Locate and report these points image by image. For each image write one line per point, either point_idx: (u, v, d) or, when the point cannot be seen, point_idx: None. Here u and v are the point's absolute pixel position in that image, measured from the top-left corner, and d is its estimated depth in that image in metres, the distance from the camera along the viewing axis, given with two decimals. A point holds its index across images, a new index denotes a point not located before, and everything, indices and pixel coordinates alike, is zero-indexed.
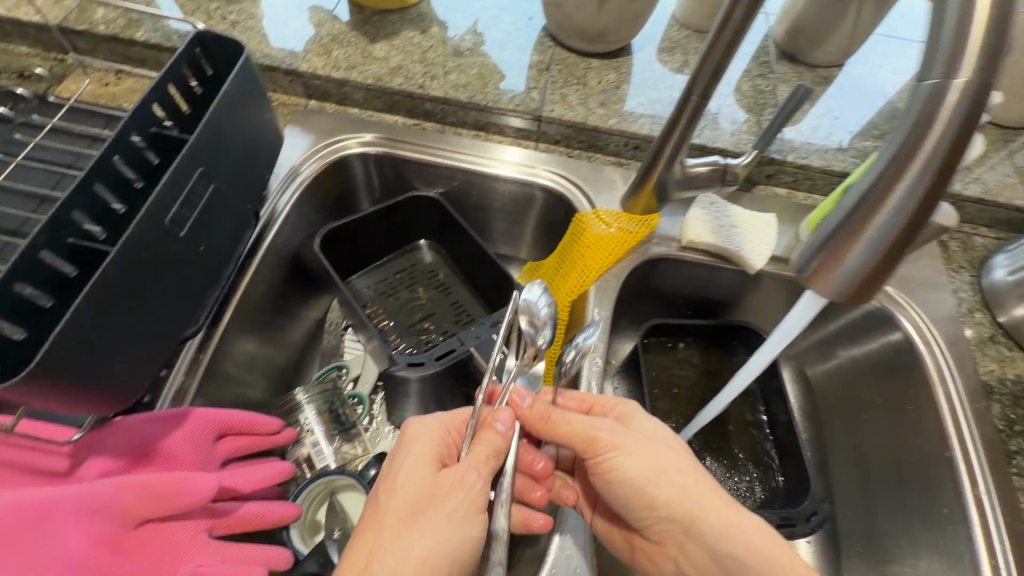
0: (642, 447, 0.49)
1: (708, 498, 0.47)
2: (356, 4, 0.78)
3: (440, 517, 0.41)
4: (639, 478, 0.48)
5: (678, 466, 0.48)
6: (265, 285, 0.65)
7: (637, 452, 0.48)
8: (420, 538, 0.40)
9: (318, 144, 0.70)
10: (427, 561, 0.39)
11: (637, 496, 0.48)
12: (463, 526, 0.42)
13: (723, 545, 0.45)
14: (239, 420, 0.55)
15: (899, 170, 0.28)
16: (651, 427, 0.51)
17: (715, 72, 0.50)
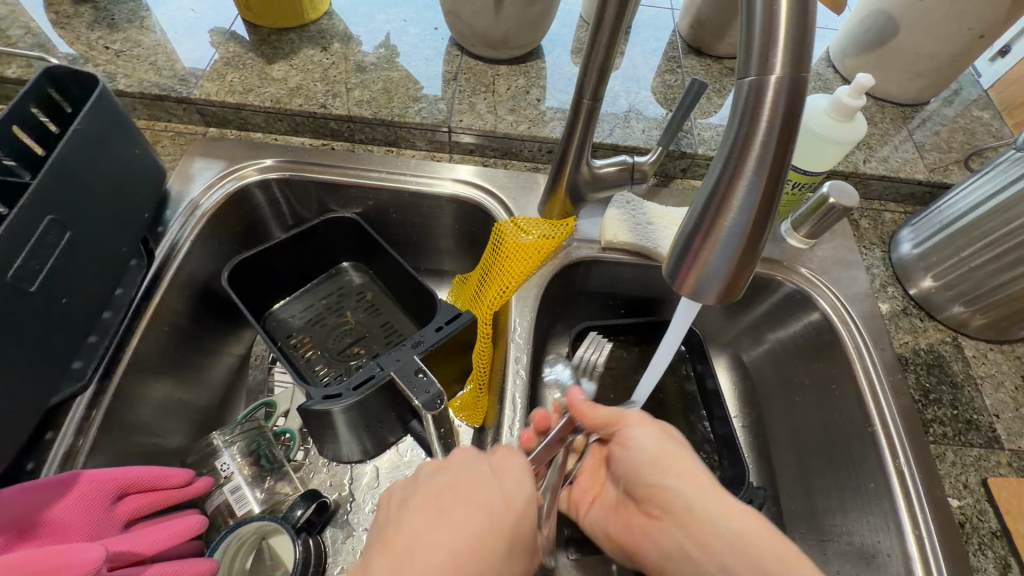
0: (662, 434, 0.51)
1: (712, 491, 0.47)
2: (252, 24, 0.76)
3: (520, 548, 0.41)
4: (653, 455, 0.50)
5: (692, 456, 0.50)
6: (170, 325, 0.62)
7: (656, 438, 0.51)
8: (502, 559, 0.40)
9: (219, 175, 0.67)
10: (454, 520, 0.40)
11: (649, 464, 0.50)
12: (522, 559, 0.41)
13: (727, 524, 0.44)
14: (143, 475, 0.52)
15: (736, 170, 0.26)
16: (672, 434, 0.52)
17: (601, 73, 0.49)
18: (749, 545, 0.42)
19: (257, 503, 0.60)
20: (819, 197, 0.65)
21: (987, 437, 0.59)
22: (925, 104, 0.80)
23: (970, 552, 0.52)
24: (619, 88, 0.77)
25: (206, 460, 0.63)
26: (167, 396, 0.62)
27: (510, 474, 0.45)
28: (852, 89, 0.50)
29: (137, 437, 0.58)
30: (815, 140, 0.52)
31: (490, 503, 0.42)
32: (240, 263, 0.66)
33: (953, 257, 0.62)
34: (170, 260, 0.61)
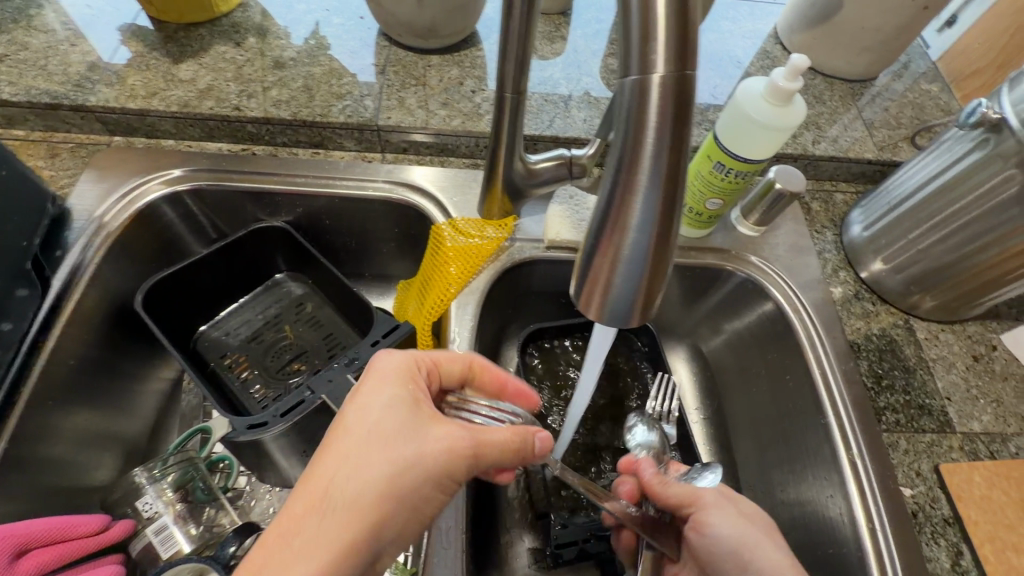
0: (738, 518, 0.50)
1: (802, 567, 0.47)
2: (157, 19, 0.70)
3: (402, 449, 0.35)
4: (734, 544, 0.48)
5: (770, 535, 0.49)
6: (79, 356, 0.57)
7: (739, 521, 0.50)
8: (371, 465, 0.34)
9: (114, 192, 0.62)
10: (358, 483, 0.33)
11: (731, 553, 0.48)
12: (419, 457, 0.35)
13: None
14: (48, 527, 0.48)
15: (629, 180, 0.23)
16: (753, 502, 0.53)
17: (518, 65, 0.45)
18: None
19: (186, 542, 0.56)
20: (767, 182, 0.63)
21: (939, 422, 0.58)
22: (875, 79, 0.78)
23: (923, 542, 0.51)
24: (560, 74, 0.73)
25: (128, 498, 0.58)
26: (84, 430, 0.58)
27: (364, 385, 0.38)
28: (788, 71, 0.47)
29: (49, 477, 0.54)
30: (754, 127, 0.50)
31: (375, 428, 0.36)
32: (156, 283, 0.61)
33: (902, 239, 0.61)
34: (73, 286, 0.57)
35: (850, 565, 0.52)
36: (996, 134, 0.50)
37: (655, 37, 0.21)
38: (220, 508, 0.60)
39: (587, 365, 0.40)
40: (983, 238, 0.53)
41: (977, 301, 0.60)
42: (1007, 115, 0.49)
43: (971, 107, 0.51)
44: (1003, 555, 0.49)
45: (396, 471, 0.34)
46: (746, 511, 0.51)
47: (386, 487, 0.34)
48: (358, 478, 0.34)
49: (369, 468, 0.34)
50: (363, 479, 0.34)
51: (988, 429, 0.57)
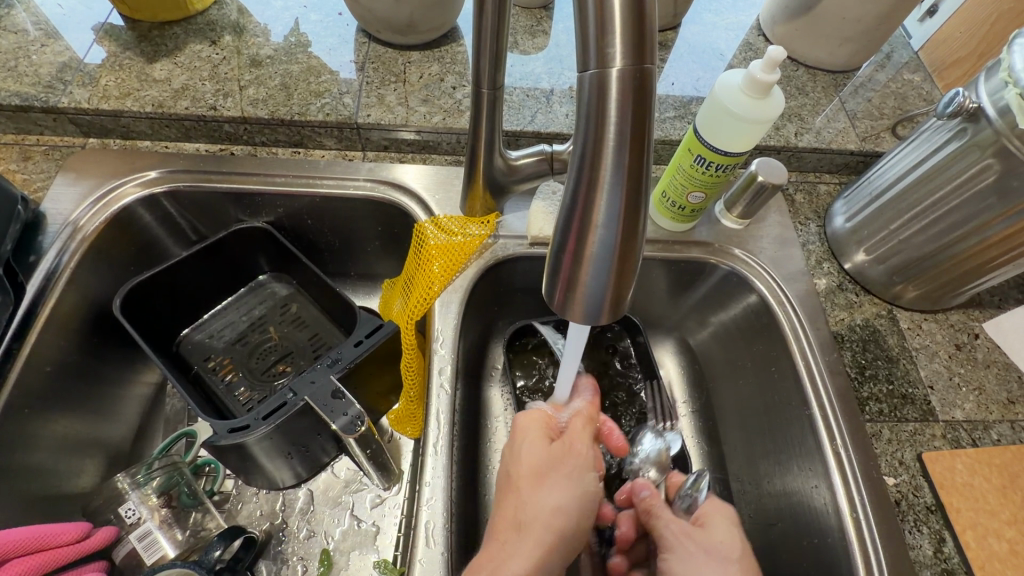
0: (703, 557, 0.46)
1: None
2: (130, 17, 0.69)
3: (561, 482, 0.46)
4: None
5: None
6: (56, 362, 0.56)
7: (691, 564, 0.46)
8: (550, 498, 0.44)
9: (88, 196, 0.60)
10: (562, 504, 0.44)
11: None
12: (578, 487, 0.46)
13: None
14: (27, 537, 0.47)
15: (593, 177, 0.23)
16: (732, 539, 0.47)
17: (493, 60, 0.45)
18: None
19: (172, 547, 0.56)
20: (749, 175, 0.63)
21: (922, 410, 0.58)
22: (858, 70, 0.78)
23: (906, 530, 0.52)
24: (542, 69, 0.72)
25: (110, 504, 0.57)
26: (64, 437, 0.57)
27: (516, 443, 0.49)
28: (765, 63, 0.47)
29: (28, 485, 0.53)
30: (732, 120, 0.49)
31: (548, 466, 0.46)
32: (134, 287, 0.60)
33: (884, 229, 0.61)
34: (48, 291, 0.56)
35: (833, 554, 0.53)
36: (974, 124, 0.50)
37: (612, 30, 0.21)
38: (207, 512, 0.59)
39: (564, 363, 0.40)
40: (963, 227, 0.54)
41: (958, 290, 0.61)
42: (984, 105, 0.49)
43: (948, 97, 0.50)
44: (984, 542, 0.50)
45: (569, 497, 0.45)
46: (710, 549, 0.47)
47: (566, 516, 0.44)
48: (543, 514, 0.43)
49: (538, 499, 0.44)
50: (548, 512, 0.44)
51: (970, 417, 0.58)
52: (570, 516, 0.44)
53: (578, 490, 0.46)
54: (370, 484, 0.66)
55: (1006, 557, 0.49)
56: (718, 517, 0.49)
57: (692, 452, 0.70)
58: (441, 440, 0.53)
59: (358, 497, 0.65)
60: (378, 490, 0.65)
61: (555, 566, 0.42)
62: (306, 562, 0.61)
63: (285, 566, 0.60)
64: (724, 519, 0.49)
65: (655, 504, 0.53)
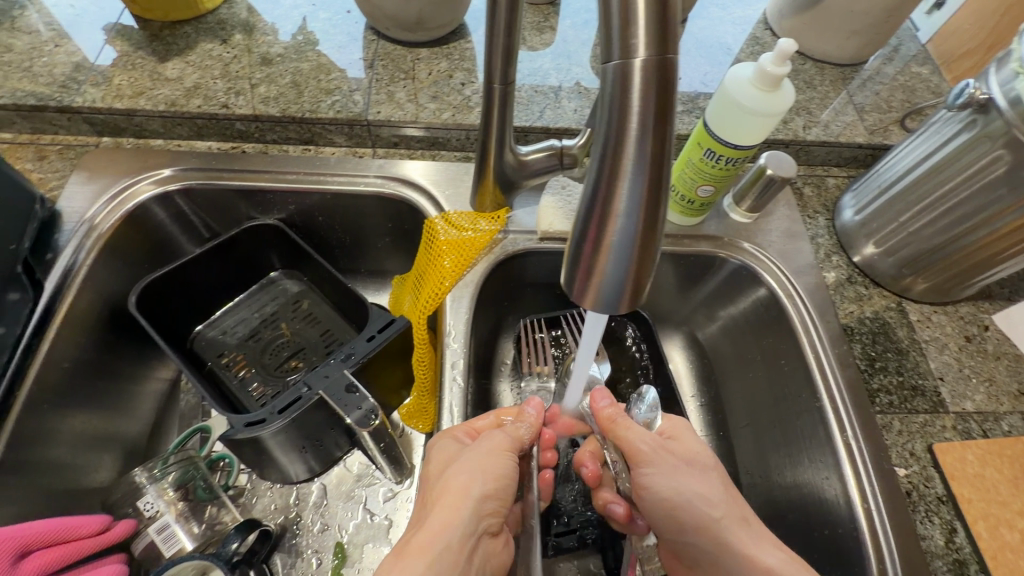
0: (676, 472, 0.47)
1: (735, 517, 0.46)
2: (141, 17, 0.69)
3: (469, 465, 0.45)
4: (669, 500, 0.47)
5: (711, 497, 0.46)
6: (73, 359, 0.57)
7: (672, 474, 0.47)
8: (460, 475, 0.45)
9: (103, 194, 0.61)
10: (463, 486, 0.44)
11: (667, 518, 0.47)
12: (490, 463, 0.46)
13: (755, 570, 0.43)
14: (47, 530, 0.48)
15: (614, 167, 0.23)
16: (703, 449, 0.50)
17: (506, 55, 0.45)
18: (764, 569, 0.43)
19: (189, 540, 0.56)
20: (758, 168, 0.63)
21: (932, 402, 0.58)
22: (865, 63, 0.78)
23: (917, 520, 0.52)
24: (550, 65, 0.73)
25: (128, 498, 0.58)
26: (82, 432, 0.58)
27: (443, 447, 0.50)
28: (776, 56, 0.47)
29: (49, 478, 0.54)
30: (742, 113, 0.50)
31: (458, 458, 0.47)
32: (149, 285, 0.61)
33: (893, 222, 0.61)
34: (66, 288, 0.56)
35: (844, 545, 0.53)
36: (984, 115, 0.50)
37: (636, 23, 0.22)
38: (223, 505, 0.60)
39: (581, 356, 0.40)
40: (974, 219, 0.54)
41: (968, 282, 0.61)
42: (994, 97, 0.49)
43: (959, 89, 0.51)
44: (995, 532, 0.50)
45: (479, 478, 0.45)
46: (688, 460, 0.48)
47: (478, 490, 0.45)
48: (454, 486, 0.44)
49: (447, 485, 0.45)
50: (461, 484, 0.44)
51: (981, 408, 0.58)
52: (487, 491, 0.45)
53: (494, 466, 0.46)
54: (383, 478, 0.66)
55: (1018, 547, 0.49)
56: (685, 428, 0.51)
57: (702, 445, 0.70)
58: None
59: (371, 491, 0.66)
60: (390, 484, 0.66)
61: (467, 540, 0.42)
62: (321, 555, 0.61)
63: (300, 559, 0.61)
64: (690, 430, 0.51)
65: (619, 417, 0.51)
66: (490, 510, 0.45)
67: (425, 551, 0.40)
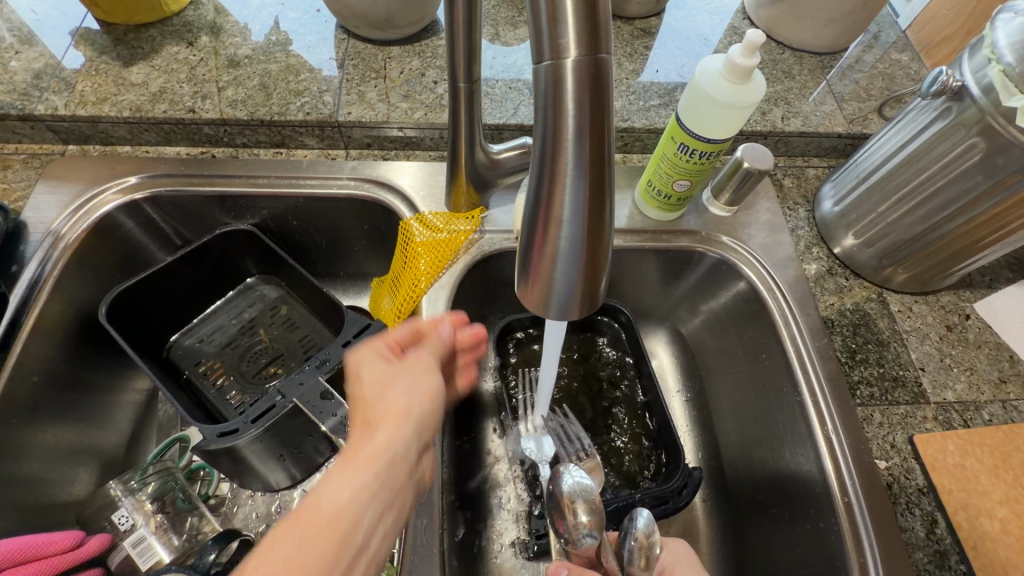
0: None
1: None
2: (105, 21, 0.68)
3: (406, 383, 0.39)
4: None
5: None
6: (43, 372, 0.56)
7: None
8: (400, 391, 0.38)
9: (69, 204, 0.60)
10: (404, 398, 0.37)
11: None
12: (423, 384, 0.39)
13: None
14: (18, 546, 0.47)
15: (554, 170, 0.22)
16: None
17: (469, 53, 0.44)
18: None
19: (166, 552, 0.56)
20: (734, 162, 0.62)
21: (913, 393, 0.58)
22: (844, 51, 0.77)
23: (897, 513, 0.52)
24: (524, 60, 0.72)
25: (104, 511, 0.57)
26: (55, 446, 0.57)
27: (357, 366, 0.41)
28: (744, 47, 0.46)
29: (22, 494, 0.53)
30: (712, 105, 0.49)
31: (398, 375, 0.39)
32: (120, 295, 0.59)
33: (872, 212, 0.60)
34: (32, 300, 0.55)
35: (826, 539, 0.53)
36: (958, 102, 0.50)
37: (566, 17, 0.21)
38: (202, 516, 0.60)
39: (545, 362, 0.40)
40: (950, 208, 0.53)
41: (948, 271, 0.60)
42: (968, 84, 0.48)
43: (932, 76, 0.50)
44: (976, 522, 0.50)
45: (420, 391, 0.38)
46: None
47: (421, 409, 0.37)
48: (395, 403, 0.37)
49: (388, 396, 0.37)
50: (400, 403, 0.37)
51: (962, 397, 0.58)
52: (428, 411, 0.38)
53: (429, 383, 0.39)
54: None
55: (999, 537, 0.49)
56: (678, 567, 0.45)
57: (687, 441, 0.70)
58: None
59: None
60: None
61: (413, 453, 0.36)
62: None
63: None
64: (688, 569, 0.46)
65: None
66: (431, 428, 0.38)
67: (374, 464, 0.33)
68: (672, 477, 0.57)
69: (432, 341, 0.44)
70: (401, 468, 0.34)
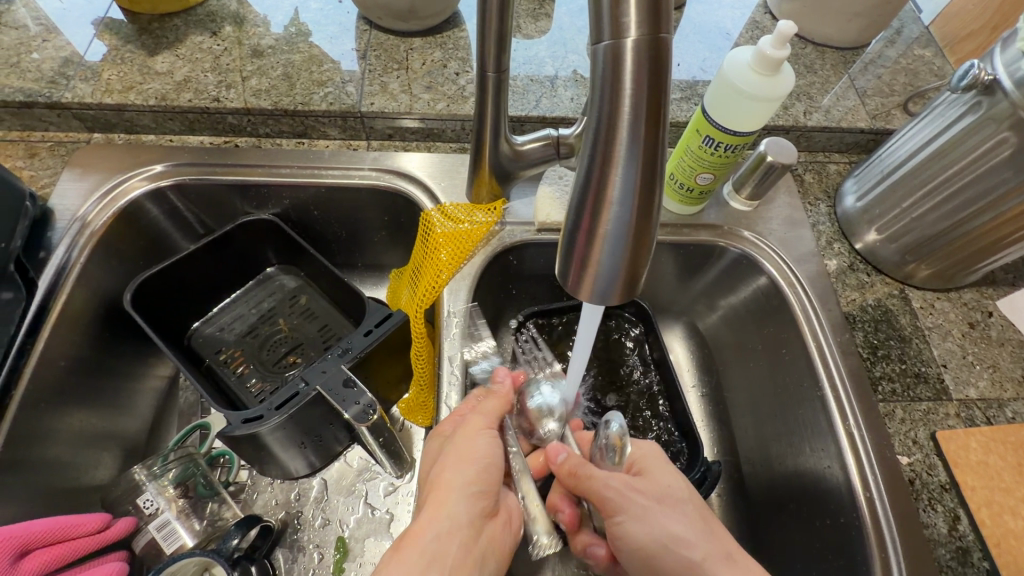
0: (654, 509, 0.45)
1: (721, 557, 0.43)
2: (130, 10, 0.68)
3: (456, 452, 0.45)
4: (645, 547, 0.45)
5: (684, 537, 0.44)
6: (70, 357, 0.57)
7: (646, 513, 0.45)
8: (451, 462, 0.45)
9: (95, 191, 0.61)
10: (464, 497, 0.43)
11: (643, 564, 0.45)
12: (473, 445, 0.46)
13: None
14: (46, 528, 0.48)
15: (607, 152, 0.22)
16: (675, 480, 0.47)
17: (499, 42, 0.44)
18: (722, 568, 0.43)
19: (189, 537, 0.57)
20: (758, 155, 0.62)
21: (935, 390, 0.58)
22: (867, 46, 0.77)
23: (919, 509, 0.51)
24: (545, 53, 0.71)
25: (128, 496, 0.58)
26: (81, 430, 0.58)
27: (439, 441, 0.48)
28: (775, 39, 0.46)
29: (49, 477, 0.54)
30: (740, 98, 0.49)
31: (460, 453, 0.45)
32: (145, 282, 0.60)
33: (896, 208, 0.60)
34: (59, 286, 0.56)
35: (847, 533, 0.53)
36: (989, 97, 0.49)
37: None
38: (224, 502, 0.60)
39: (577, 348, 0.40)
40: (978, 204, 0.53)
41: (972, 268, 0.60)
42: (1000, 78, 0.48)
43: (963, 70, 0.49)
44: (999, 519, 0.49)
45: (469, 467, 0.44)
46: (664, 496, 0.46)
47: (464, 475, 0.44)
48: (445, 475, 0.44)
49: (442, 469, 0.44)
50: (448, 476, 0.44)
51: (984, 395, 0.57)
52: (474, 475, 0.44)
53: (479, 443, 0.46)
54: (383, 472, 0.66)
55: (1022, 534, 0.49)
56: (647, 460, 0.48)
57: (704, 435, 0.70)
58: None
59: (371, 485, 0.65)
60: (391, 478, 0.66)
61: (465, 531, 0.41)
62: (323, 550, 0.61)
63: (302, 553, 0.61)
64: (652, 459, 0.48)
65: (580, 466, 0.49)
66: (480, 503, 0.44)
67: (417, 539, 0.40)
68: (691, 470, 0.58)
69: (500, 399, 0.51)
70: (451, 539, 0.40)
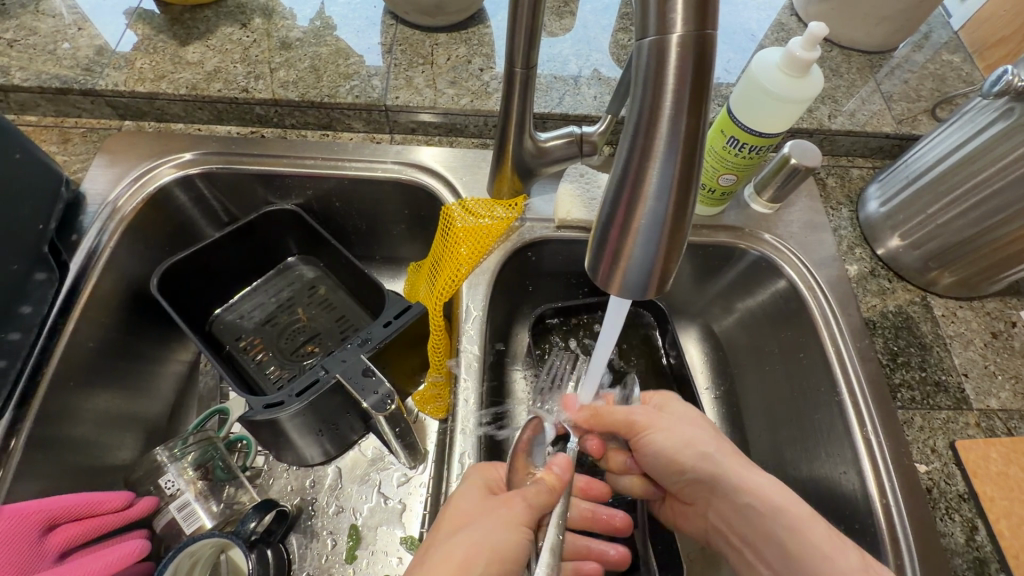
0: (677, 423, 0.53)
1: (727, 450, 0.51)
2: (162, 1, 0.70)
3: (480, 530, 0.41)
4: (669, 450, 0.53)
5: (702, 439, 0.52)
6: (97, 339, 0.58)
7: (669, 428, 0.53)
8: (468, 541, 0.40)
9: (125, 177, 0.62)
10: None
11: (668, 463, 0.53)
12: (499, 535, 0.41)
13: (745, 498, 0.49)
14: (70, 504, 0.49)
15: (646, 146, 0.23)
16: (686, 406, 0.55)
17: (530, 39, 0.45)
18: (735, 453, 0.51)
19: (208, 518, 0.58)
20: (781, 157, 0.62)
21: (955, 399, 0.57)
22: (895, 51, 0.76)
23: (937, 517, 0.51)
24: (569, 51, 0.72)
25: (150, 476, 0.59)
26: (106, 411, 0.59)
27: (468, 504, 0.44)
28: (806, 40, 0.46)
29: (76, 456, 0.55)
30: (768, 99, 0.48)
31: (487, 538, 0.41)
32: (171, 268, 0.61)
33: (920, 214, 0.59)
34: (90, 269, 0.58)
35: (863, 540, 0.53)
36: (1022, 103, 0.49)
37: None
38: (240, 486, 0.61)
39: (601, 341, 0.40)
40: (1005, 211, 0.52)
41: (996, 277, 0.59)
42: None
43: (996, 76, 0.49)
44: (1018, 531, 0.49)
45: (484, 550, 0.40)
46: (682, 416, 0.54)
47: (480, 564, 0.39)
48: (457, 554, 0.39)
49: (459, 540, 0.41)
50: (461, 556, 0.39)
51: (1006, 405, 0.57)
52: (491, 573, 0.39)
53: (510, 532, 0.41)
54: (396, 463, 0.67)
55: None
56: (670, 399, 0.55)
57: None
58: (469, 418, 0.54)
59: (385, 475, 0.66)
60: (404, 469, 0.66)
61: None
62: (336, 536, 0.62)
63: (315, 539, 0.62)
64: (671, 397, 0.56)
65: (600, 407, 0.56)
66: None
67: None
68: None
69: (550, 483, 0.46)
70: None
